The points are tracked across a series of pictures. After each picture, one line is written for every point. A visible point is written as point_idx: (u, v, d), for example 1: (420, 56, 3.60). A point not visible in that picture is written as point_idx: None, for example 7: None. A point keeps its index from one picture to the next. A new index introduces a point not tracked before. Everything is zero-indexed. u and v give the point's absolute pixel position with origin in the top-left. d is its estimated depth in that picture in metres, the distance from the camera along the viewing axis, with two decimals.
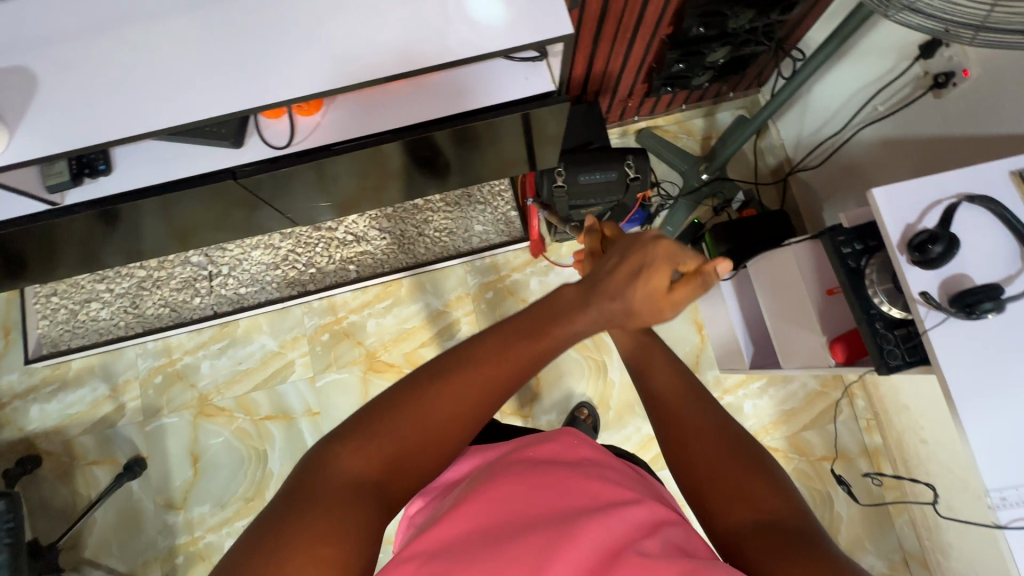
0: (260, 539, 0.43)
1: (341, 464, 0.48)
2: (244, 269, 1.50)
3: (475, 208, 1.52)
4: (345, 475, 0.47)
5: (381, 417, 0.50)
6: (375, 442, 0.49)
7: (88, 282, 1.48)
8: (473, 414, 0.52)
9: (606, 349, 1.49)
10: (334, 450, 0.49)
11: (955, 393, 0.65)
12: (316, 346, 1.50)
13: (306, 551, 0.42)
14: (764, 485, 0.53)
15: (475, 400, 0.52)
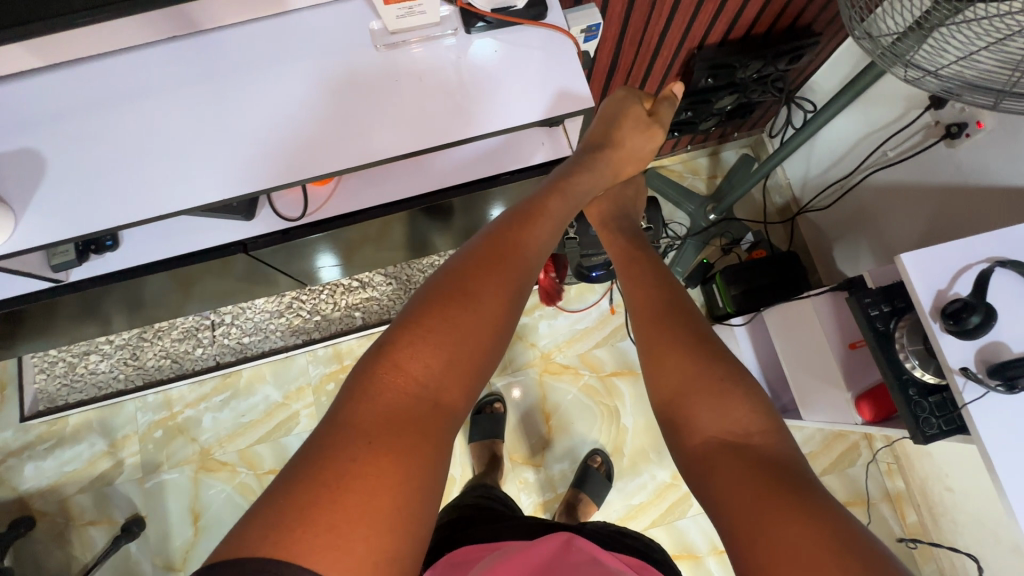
0: (321, 462, 0.52)
1: (389, 382, 0.59)
2: (247, 318, 1.47)
3: None
4: (405, 383, 0.59)
5: (422, 332, 0.61)
6: (418, 358, 0.60)
7: None
8: (490, 330, 0.64)
9: (618, 394, 1.46)
10: (383, 371, 0.59)
11: (1004, 475, 0.62)
12: (321, 396, 1.46)
13: (362, 472, 0.52)
14: (752, 415, 0.63)
15: (495, 314, 0.64)
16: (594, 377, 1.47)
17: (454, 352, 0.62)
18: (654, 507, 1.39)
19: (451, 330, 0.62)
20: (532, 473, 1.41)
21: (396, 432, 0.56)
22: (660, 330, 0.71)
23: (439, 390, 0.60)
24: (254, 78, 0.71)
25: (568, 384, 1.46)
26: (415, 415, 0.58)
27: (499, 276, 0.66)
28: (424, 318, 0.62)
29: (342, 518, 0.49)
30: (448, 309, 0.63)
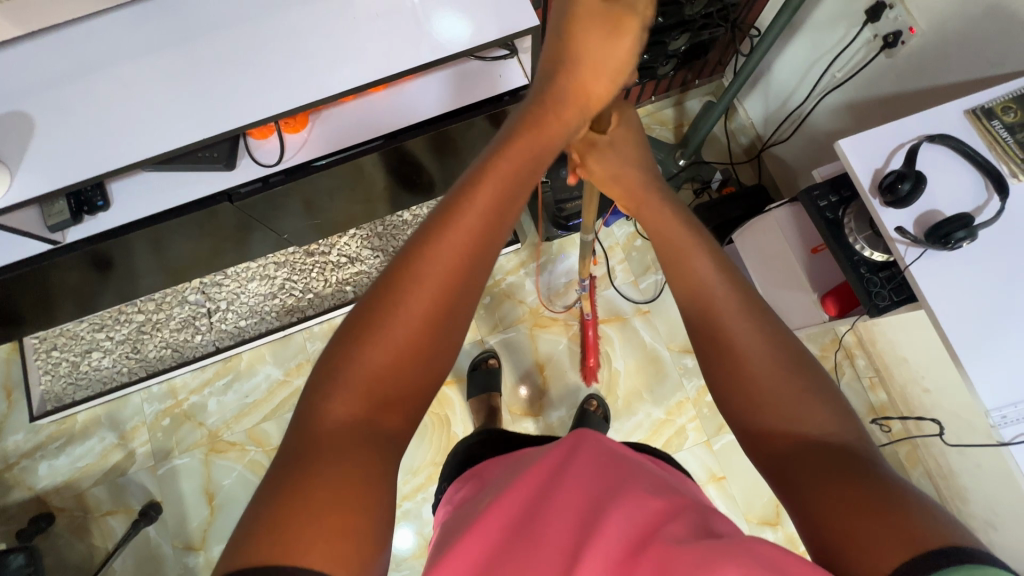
0: (269, 498, 0.43)
1: (329, 413, 0.48)
2: (242, 302, 1.52)
3: None
4: (331, 424, 0.47)
5: (355, 347, 0.50)
6: (355, 382, 0.49)
7: (88, 333, 1.49)
8: (434, 327, 0.52)
9: (608, 340, 1.51)
10: (320, 405, 0.48)
11: (947, 327, 0.68)
12: None
13: (312, 503, 0.42)
14: (816, 396, 0.51)
15: (436, 303, 0.52)
16: None
17: (392, 368, 0.50)
18: (652, 443, 1.44)
19: (374, 353, 0.50)
20: (532, 423, 1.46)
21: (324, 475, 0.44)
22: (714, 324, 0.55)
23: (370, 421, 0.49)
24: (221, 35, 0.75)
25: (558, 335, 1.51)
26: (344, 455, 0.46)
27: (435, 277, 0.52)
28: (346, 347, 0.50)
29: (311, 530, 0.41)
30: (381, 330, 0.50)
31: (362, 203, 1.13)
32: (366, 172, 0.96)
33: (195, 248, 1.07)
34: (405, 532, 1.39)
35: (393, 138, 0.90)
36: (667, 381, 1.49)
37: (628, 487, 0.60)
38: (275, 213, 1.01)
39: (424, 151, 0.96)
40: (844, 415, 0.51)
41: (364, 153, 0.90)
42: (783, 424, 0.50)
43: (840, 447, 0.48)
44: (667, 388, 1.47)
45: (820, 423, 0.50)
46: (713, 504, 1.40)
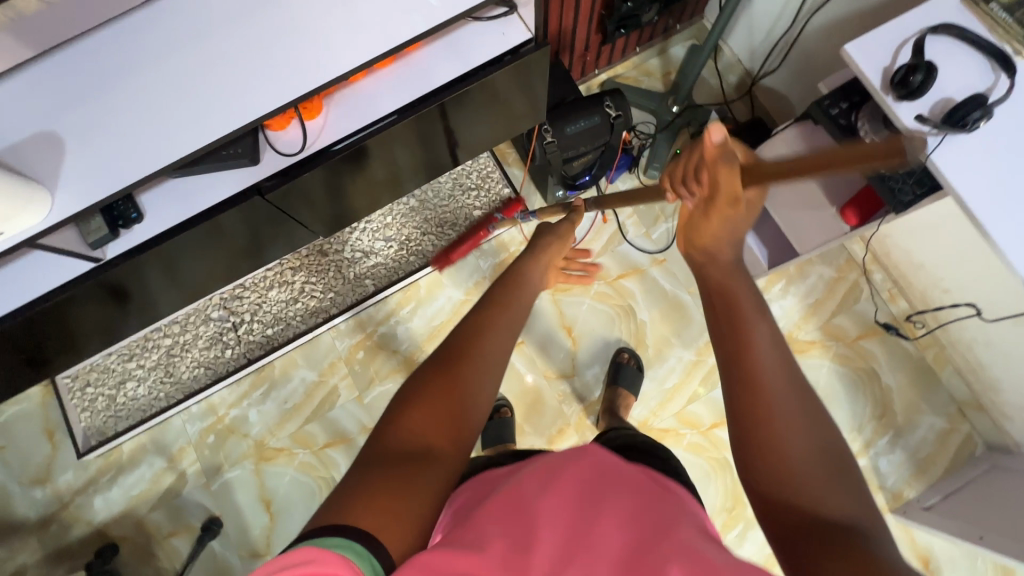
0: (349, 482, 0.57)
1: (402, 431, 0.65)
2: (265, 311, 1.54)
3: (468, 194, 1.58)
4: (405, 440, 0.64)
5: (424, 388, 0.69)
6: (423, 415, 0.66)
7: (119, 364, 1.51)
8: (477, 380, 0.72)
9: (629, 293, 1.53)
10: (392, 425, 0.65)
11: (974, 208, 0.70)
12: (354, 365, 1.53)
13: (381, 489, 0.57)
14: (841, 486, 0.53)
15: (479, 365, 0.73)
16: (604, 284, 1.54)
17: (448, 411, 0.67)
18: (687, 385, 1.48)
19: (438, 399, 0.68)
20: (568, 384, 1.49)
21: (396, 471, 0.59)
22: (760, 396, 0.58)
23: (433, 444, 0.64)
24: (227, 40, 0.77)
25: (580, 296, 1.53)
26: (408, 463, 0.61)
27: (480, 347, 0.75)
28: (419, 388, 0.69)
29: (363, 503, 0.55)
30: (442, 383, 0.70)
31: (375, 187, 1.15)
32: (376, 151, 0.98)
33: (221, 256, 1.08)
34: None
35: (402, 114, 0.92)
36: (692, 324, 1.52)
37: (610, 497, 0.58)
38: (293, 207, 1.03)
39: (431, 123, 0.99)
40: (865, 506, 0.53)
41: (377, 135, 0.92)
42: (801, 494, 0.53)
43: (857, 532, 0.50)
44: (694, 331, 1.50)
45: (840, 506, 0.52)
46: None
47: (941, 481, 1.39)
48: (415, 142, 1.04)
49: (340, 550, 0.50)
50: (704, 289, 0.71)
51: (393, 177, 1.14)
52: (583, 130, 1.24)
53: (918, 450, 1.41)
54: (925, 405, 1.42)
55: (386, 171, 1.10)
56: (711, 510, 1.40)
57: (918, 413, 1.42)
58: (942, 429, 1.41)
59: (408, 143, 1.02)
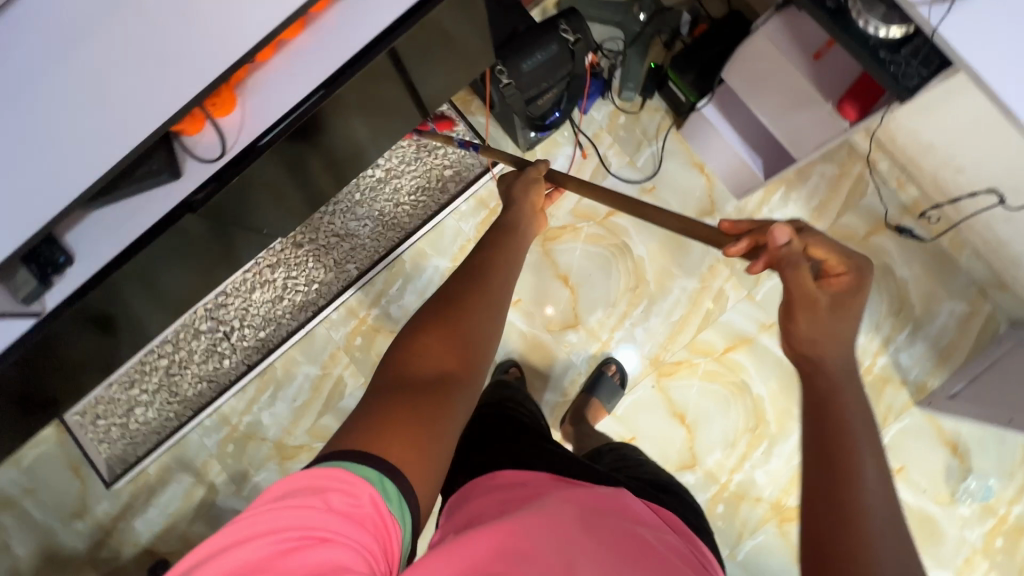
0: (369, 415, 0.61)
1: (414, 364, 0.68)
2: (254, 314, 1.49)
3: (435, 153, 1.48)
4: (420, 372, 0.67)
5: (430, 327, 0.71)
6: (432, 349, 0.69)
7: (123, 392, 1.49)
8: (482, 321, 0.74)
9: (622, 230, 1.45)
10: (403, 360, 0.68)
11: (991, 81, 0.64)
12: (355, 353, 1.50)
13: (397, 415, 0.61)
14: None
15: (484, 305, 0.75)
16: (593, 225, 1.45)
17: (456, 348, 0.70)
18: (695, 314, 1.43)
19: (447, 334, 0.70)
20: (573, 333, 1.45)
21: (411, 401, 0.63)
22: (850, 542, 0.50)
23: (446, 376, 0.67)
24: (128, 45, 0.71)
25: (571, 243, 1.45)
26: (421, 393, 0.64)
27: (484, 292, 0.77)
28: (430, 323, 0.71)
29: (387, 434, 0.59)
30: (447, 327, 0.72)
31: (327, 167, 1.05)
32: (316, 128, 0.88)
33: (186, 273, 1.02)
34: None
35: (333, 82, 0.82)
36: (692, 250, 1.44)
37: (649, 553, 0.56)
38: (240, 205, 0.95)
39: (368, 85, 0.88)
40: None
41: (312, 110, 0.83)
42: None
43: None
44: (695, 257, 1.43)
45: None
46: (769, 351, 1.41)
47: (965, 366, 1.35)
48: (361, 111, 0.95)
49: (351, 467, 0.55)
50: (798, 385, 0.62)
51: (344, 152, 1.05)
52: (540, 66, 1.10)
53: (939, 338, 1.37)
54: (944, 292, 1.36)
55: (335, 150, 1.01)
56: (735, 433, 1.39)
57: (937, 301, 1.37)
58: (963, 314, 1.36)
59: (350, 112, 0.92)
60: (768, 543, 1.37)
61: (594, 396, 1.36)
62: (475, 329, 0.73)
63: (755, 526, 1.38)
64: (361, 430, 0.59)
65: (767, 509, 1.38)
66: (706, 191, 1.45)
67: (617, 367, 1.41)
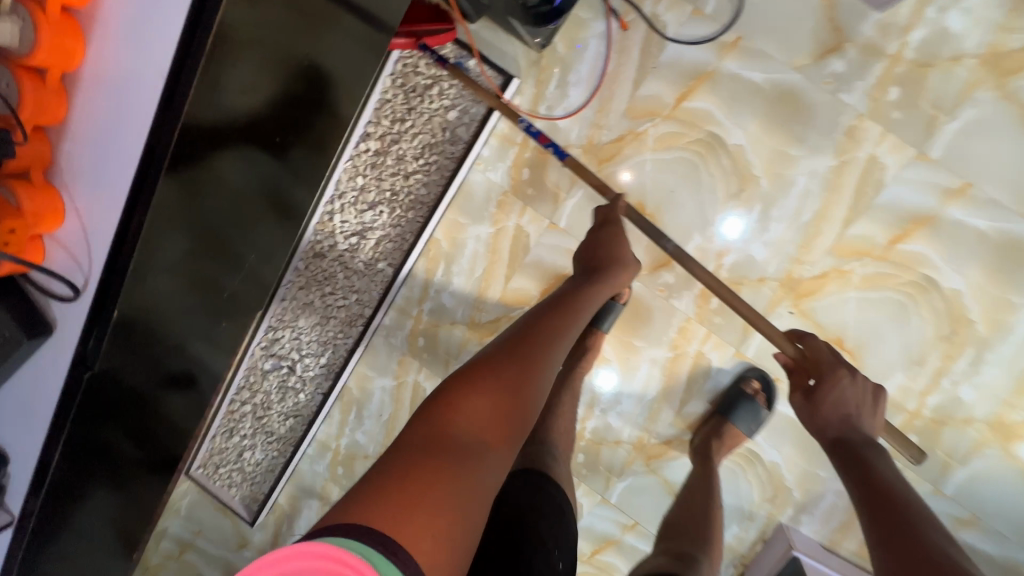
0: (381, 484, 0.57)
1: (457, 422, 0.68)
2: (308, 342, 1.36)
3: (429, 95, 1.12)
4: (462, 434, 0.66)
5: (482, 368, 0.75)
6: (473, 403, 0.70)
7: (226, 443, 1.49)
8: (534, 372, 0.77)
9: (704, 116, 1.04)
10: (448, 410, 0.69)
11: None
12: (422, 355, 1.33)
13: (409, 496, 0.56)
14: None
15: (543, 355, 0.80)
16: (662, 124, 1.05)
17: (501, 405, 0.71)
18: (837, 203, 1.01)
19: (497, 394, 0.72)
20: (669, 272, 1.12)
21: (442, 455, 0.62)
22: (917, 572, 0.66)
23: (484, 440, 0.67)
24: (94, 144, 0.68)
25: (637, 156, 1.08)
26: (453, 458, 0.62)
27: (542, 337, 0.83)
28: (501, 361, 0.77)
29: (404, 503, 0.56)
30: (504, 361, 0.77)
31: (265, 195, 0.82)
32: (221, 116, 0.71)
33: (210, 339, 0.94)
34: (607, 446, 1.25)
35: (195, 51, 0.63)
36: (818, 114, 0.99)
37: None
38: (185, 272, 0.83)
39: (265, 36, 0.68)
40: None
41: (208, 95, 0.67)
42: None
43: None
44: (823, 123, 0.98)
45: None
46: (962, 226, 0.97)
47: None
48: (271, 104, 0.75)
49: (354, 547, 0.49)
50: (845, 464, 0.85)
51: (288, 180, 0.84)
52: None
53: None
54: None
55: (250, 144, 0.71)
56: (922, 346, 1.03)
57: None
58: None
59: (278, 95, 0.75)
60: (990, 471, 1.05)
61: (730, 421, 1.12)
62: (528, 392, 0.75)
63: (967, 453, 1.05)
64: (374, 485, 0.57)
65: (983, 431, 1.04)
66: (827, 15, 0.94)
67: (762, 383, 1.12)
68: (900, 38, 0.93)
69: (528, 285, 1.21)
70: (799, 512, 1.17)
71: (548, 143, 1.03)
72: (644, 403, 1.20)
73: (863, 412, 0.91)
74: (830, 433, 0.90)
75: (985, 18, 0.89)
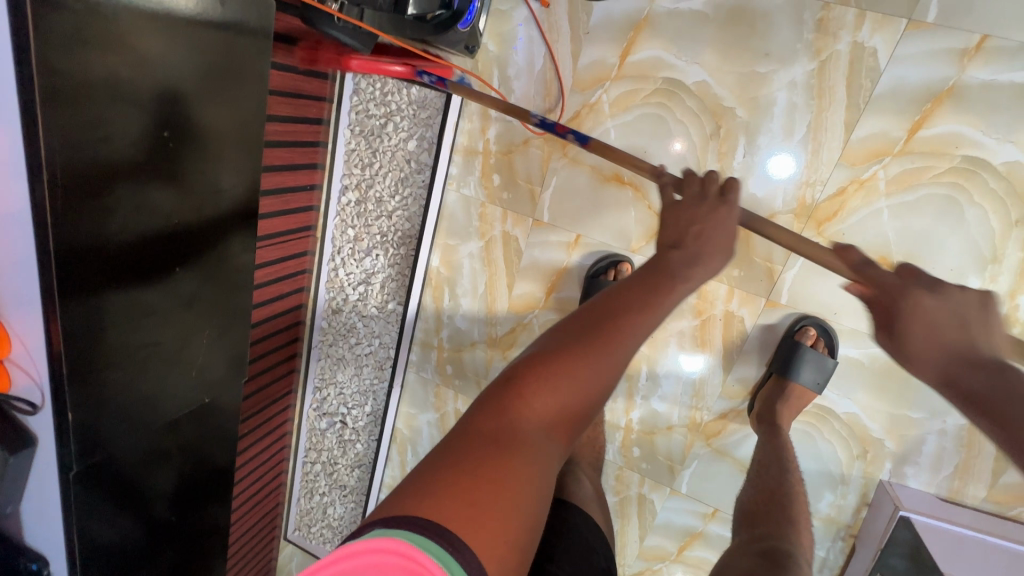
0: (433, 479, 0.45)
1: (528, 412, 0.51)
2: (351, 395, 1.41)
3: (386, 132, 1.14)
4: (533, 426, 0.51)
5: (557, 350, 0.54)
6: (544, 393, 0.52)
7: (310, 504, 1.57)
8: (635, 343, 0.55)
9: (655, 64, 0.95)
10: (521, 394, 0.52)
11: None
12: (454, 383, 1.33)
13: (462, 502, 0.44)
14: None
15: (649, 324, 0.56)
16: (614, 85, 0.99)
17: (584, 393, 0.53)
18: (832, 109, 0.88)
19: (576, 390, 0.52)
20: None
21: (498, 452, 0.48)
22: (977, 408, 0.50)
23: (550, 433, 0.51)
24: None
25: (598, 127, 1.02)
26: (520, 459, 0.48)
27: (643, 305, 0.57)
28: (595, 335, 0.54)
29: (461, 496, 0.44)
30: (591, 332, 0.54)
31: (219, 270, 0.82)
32: (151, 202, 0.69)
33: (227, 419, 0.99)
34: (660, 434, 1.16)
35: (87, 151, 0.59)
36: (774, 22, 0.88)
37: None
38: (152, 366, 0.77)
39: (182, 71, 0.66)
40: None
41: (107, 182, 0.63)
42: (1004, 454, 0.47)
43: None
44: (783, 29, 0.87)
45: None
46: (991, 89, 0.81)
47: None
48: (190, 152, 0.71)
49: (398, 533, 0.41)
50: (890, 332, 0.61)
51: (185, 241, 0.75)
52: None
53: None
54: None
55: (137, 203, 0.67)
56: (991, 240, 0.86)
57: None
58: None
59: (183, 158, 0.70)
60: None
61: (792, 379, 0.98)
62: (617, 379, 0.54)
63: None
64: (435, 485, 0.45)
65: None
66: None
67: (820, 329, 0.98)
68: None
69: (531, 288, 1.18)
70: (901, 465, 1.00)
71: (567, 132, 0.83)
72: (686, 381, 1.10)
73: (974, 322, 0.58)
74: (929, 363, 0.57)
75: None
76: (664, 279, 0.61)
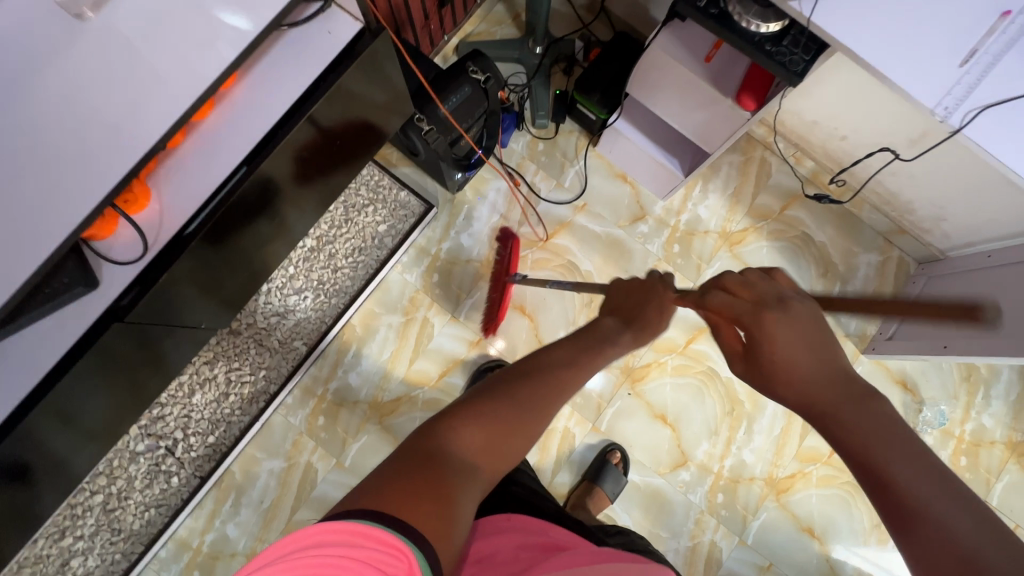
0: (383, 485, 0.56)
1: (456, 439, 0.64)
2: (198, 421, 1.36)
3: (364, 211, 1.45)
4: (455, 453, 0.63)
5: (479, 399, 0.69)
6: (470, 428, 0.65)
7: (52, 546, 1.28)
8: (552, 401, 0.72)
9: (566, 249, 1.49)
10: (455, 429, 0.65)
11: (879, 66, 0.75)
12: (319, 435, 1.39)
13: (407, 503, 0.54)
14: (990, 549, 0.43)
15: (561, 388, 0.74)
16: (538, 249, 1.48)
17: (506, 431, 0.67)
18: None
19: (498, 426, 0.67)
20: None
21: (431, 471, 0.59)
22: (872, 469, 0.50)
23: (478, 461, 0.63)
24: (35, 103, 0.64)
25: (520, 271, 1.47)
26: (445, 470, 0.60)
27: (555, 375, 0.74)
28: (511, 388, 0.71)
29: (410, 500, 0.55)
30: (513, 389, 0.71)
31: (222, 265, 0.92)
32: None
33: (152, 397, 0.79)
34: None
35: None
36: (634, 255, 1.50)
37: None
38: None
39: None
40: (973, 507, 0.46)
41: None
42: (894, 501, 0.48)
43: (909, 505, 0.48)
44: (637, 260, 1.49)
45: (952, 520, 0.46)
46: None
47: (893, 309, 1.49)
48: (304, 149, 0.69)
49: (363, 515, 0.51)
50: (810, 397, 0.58)
51: None
52: (456, 111, 1.11)
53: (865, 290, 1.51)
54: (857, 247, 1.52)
55: None
56: (715, 420, 1.43)
57: (856, 256, 1.52)
58: (878, 262, 1.52)
59: None
60: (773, 521, 1.40)
61: (598, 485, 1.34)
62: (531, 415, 0.70)
63: (755, 507, 1.41)
64: (383, 489, 0.56)
65: (762, 487, 1.42)
66: (633, 198, 1.52)
67: (621, 455, 1.39)
68: (675, 216, 1.51)
69: (429, 367, 1.43)
70: None
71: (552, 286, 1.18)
72: None
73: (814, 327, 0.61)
74: (791, 387, 0.60)
75: (716, 213, 1.53)
76: (595, 348, 0.81)
